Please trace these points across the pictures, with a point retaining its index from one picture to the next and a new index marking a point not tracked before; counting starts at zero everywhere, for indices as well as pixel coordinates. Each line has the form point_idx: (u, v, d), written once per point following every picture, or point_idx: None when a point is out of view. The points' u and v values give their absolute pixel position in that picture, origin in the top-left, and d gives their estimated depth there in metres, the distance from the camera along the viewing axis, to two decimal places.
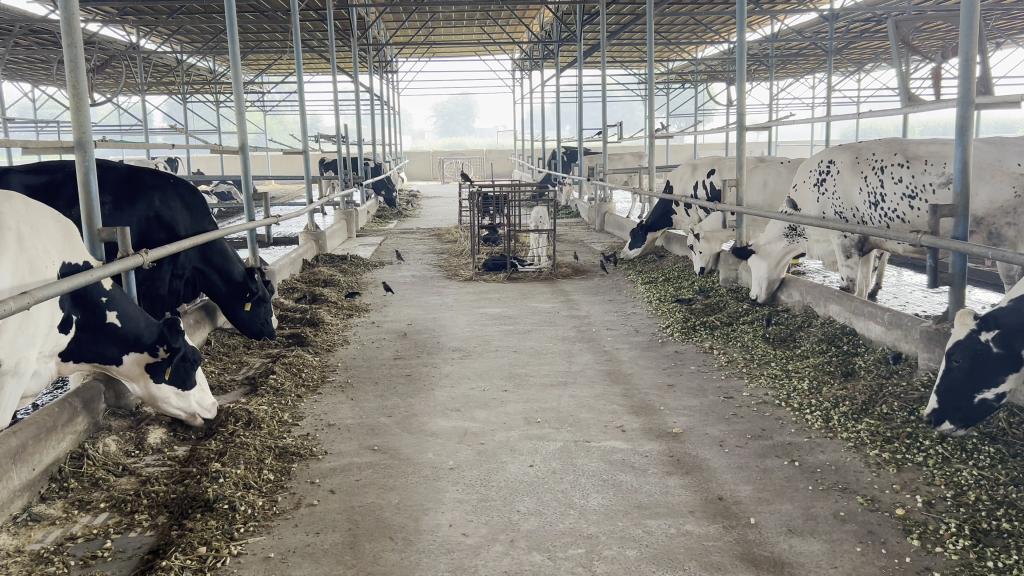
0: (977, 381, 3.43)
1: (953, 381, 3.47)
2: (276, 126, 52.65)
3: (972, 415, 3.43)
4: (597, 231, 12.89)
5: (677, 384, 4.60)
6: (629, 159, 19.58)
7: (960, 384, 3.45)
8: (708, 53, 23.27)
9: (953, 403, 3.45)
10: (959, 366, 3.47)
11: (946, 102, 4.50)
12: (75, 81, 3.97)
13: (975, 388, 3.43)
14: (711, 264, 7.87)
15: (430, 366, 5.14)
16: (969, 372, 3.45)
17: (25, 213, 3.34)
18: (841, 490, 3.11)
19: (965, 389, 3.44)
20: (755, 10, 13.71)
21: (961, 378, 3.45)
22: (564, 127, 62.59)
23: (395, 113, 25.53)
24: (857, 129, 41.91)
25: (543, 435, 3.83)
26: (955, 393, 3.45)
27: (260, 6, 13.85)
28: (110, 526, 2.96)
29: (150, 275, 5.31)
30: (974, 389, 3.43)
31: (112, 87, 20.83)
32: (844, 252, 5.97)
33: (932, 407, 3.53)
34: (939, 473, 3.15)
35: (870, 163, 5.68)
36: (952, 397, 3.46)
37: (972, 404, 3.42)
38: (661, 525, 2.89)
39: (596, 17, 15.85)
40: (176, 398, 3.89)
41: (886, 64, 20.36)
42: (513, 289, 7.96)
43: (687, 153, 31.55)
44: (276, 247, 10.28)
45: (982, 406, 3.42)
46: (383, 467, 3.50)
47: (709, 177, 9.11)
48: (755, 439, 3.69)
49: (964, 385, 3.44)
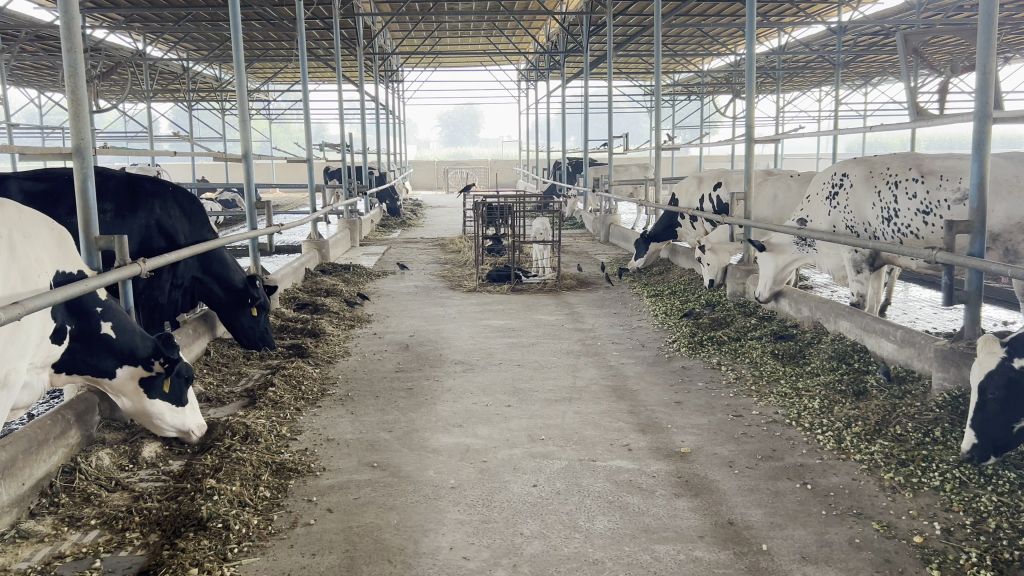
0: (1013, 412, 3.27)
1: (988, 416, 3.30)
2: (281, 134, 52.75)
3: (1010, 444, 3.28)
4: (602, 243, 12.82)
5: (684, 401, 4.49)
6: (634, 171, 19.53)
7: (996, 417, 3.28)
8: (714, 66, 23.22)
9: (988, 433, 3.28)
10: (994, 398, 3.30)
11: (959, 116, 4.41)
12: (76, 87, 3.88)
13: (1012, 418, 3.28)
14: (719, 277, 7.75)
15: (432, 379, 5.04)
16: (1004, 405, 3.28)
17: (17, 220, 3.25)
18: (856, 515, 3.01)
19: (1000, 420, 3.28)
20: (763, 24, 13.66)
21: (995, 411, 3.29)
22: (568, 137, 62.64)
23: (400, 122, 25.49)
24: (862, 144, 41.98)
25: (548, 453, 3.73)
26: (992, 425, 3.28)
27: (265, 15, 13.83)
28: (100, 544, 2.86)
29: (149, 285, 5.25)
30: (1011, 419, 3.28)
31: (117, 95, 20.83)
32: (854, 266, 5.88)
33: (971, 440, 3.31)
34: (958, 499, 3.04)
35: (884, 178, 5.59)
36: (988, 428, 3.29)
37: (1010, 433, 3.28)
38: (669, 551, 2.78)
39: (603, 28, 15.80)
40: (172, 415, 3.80)
41: (892, 78, 20.25)
42: (517, 300, 7.86)
43: (692, 165, 31.49)
44: (278, 256, 10.17)
45: (1020, 434, 3.29)
46: (383, 485, 3.40)
47: (716, 190, 9.04)
48: (766, 460, 3.59)
49: (1000, 417, 3.28)
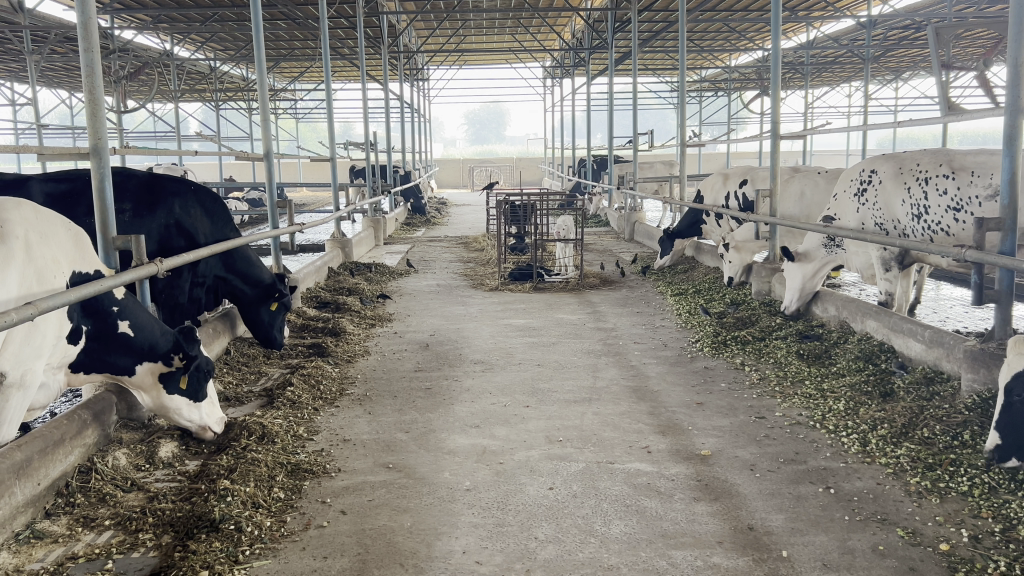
0: None
1: (1015, 418, 3.18)
2: (308, 133, 53.07)
3: None
4: (627, 240, 12.74)
5: (705, 403, 4.42)
6: (659, 168, 19.43)
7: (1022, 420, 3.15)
8: (742, 61, 22.97)
9: (1015, 436, 3.16)
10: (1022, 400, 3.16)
11: (990, 111, 4.27)
12: (93, 86, 3.90)
13: None
14: (741, 275, 7.70)
15: (451, 379, 5.01)
16: None
17: (34, 221, 3.26)
18: (880, 521, 2.92)
19: None
20: (791, 18, 13.49)
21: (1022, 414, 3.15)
22: (595, 133, 62.46)
23: (425, 120, 25.51)
24: (895, 138, 41.48)
25: (565, 455, 3.68)
26: (1018, 427, 3.16)
27: (291, 15, 13.88)
28: (113, 545, 2.85)
29: (168, 284, 5.26)
30: None
31: (145, 95, 21.02)
32: (883, 265, 5.76)
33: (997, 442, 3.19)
34: (987, 504, 2.95)
35: (914, 174, 5.47)
36: (1014, 430, 3.17)
37: None
38: (686, 557, 2.72)
39: (628, 24, 15.69)
40: (189, 410, 3.81)
41: (924, 72, 19.91)
42: (539, 299, 7.81)
43: (720, 162, 31.26)
44: (302, 255, 10.19)
45: None
46: (397, 486, 3.37)
47: (741, 188, 8.93)
48: (789, 463, 3.51)
49: None
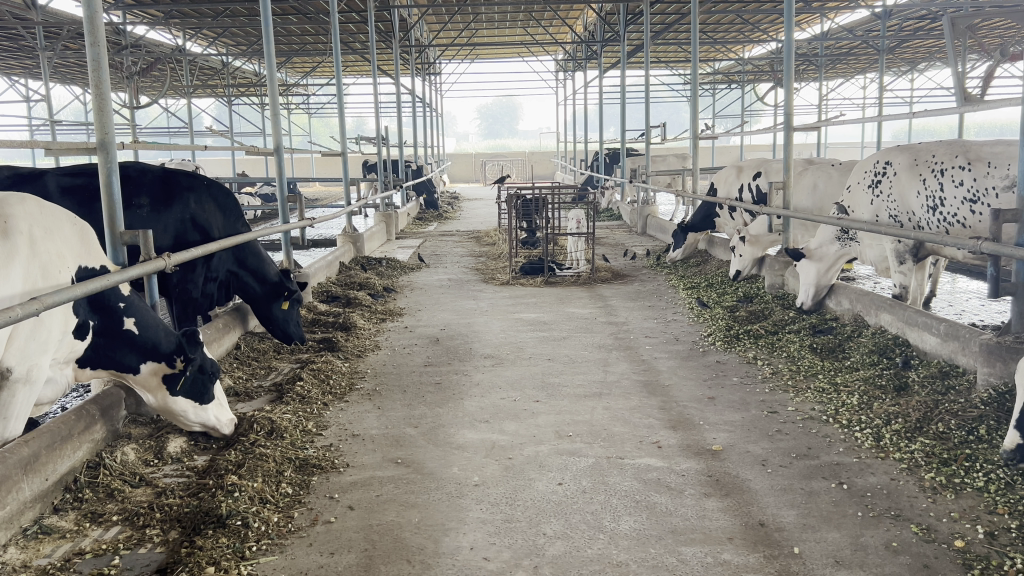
0: None
1: None
2: (321, 129, 53.26)
3: None
4: (639, 234, 12.70)
5: (717, 397, 4.37)
6: (672, 161, 19.34)
7: None
8: (756, 52, 22.82)
9: None
10: None
11: (1009, 100, 4.16)
12: (99, 81, 3.87)
13: None
14: (752, 269, 7.65)
15: (461, 373, 4.99)
16: None
17: (39, 215, 3.25)
18: (894, 517, 2.88)
19: None
20: (805, 9, 13.41)
21: None
22: (607, 127, 62.52)
23: (438, 116, 25.47)
24: (910, 130, 41.24)
25: (575, 450, 3.65)
26: None
27: (302, 10, 13.88)
28: (120, 541, 2.84)
29: (182, 279, 5.29)
30: None
31: (158, 90, 21.10)
32: (897, 257, 5.68)
33: (1015, 440, 3.12)
34: (1003, 500, 2.89)
35: (930, 165, 5.41)
36: None
37: None
38: (696, 554, 2.69)
39: (640, 16, 15.61)
40: (194, 412, 3.76)
41: (940, 62, 19.67)
42: (551, 293, 7.76)
43: (734, 155, 31.12)
44: (314, 249, 10.21)
45: None
46: (405, 482, 3.35)
47: (754, 180, 8.86)
48: (801, 459, 3.47)
49: None
